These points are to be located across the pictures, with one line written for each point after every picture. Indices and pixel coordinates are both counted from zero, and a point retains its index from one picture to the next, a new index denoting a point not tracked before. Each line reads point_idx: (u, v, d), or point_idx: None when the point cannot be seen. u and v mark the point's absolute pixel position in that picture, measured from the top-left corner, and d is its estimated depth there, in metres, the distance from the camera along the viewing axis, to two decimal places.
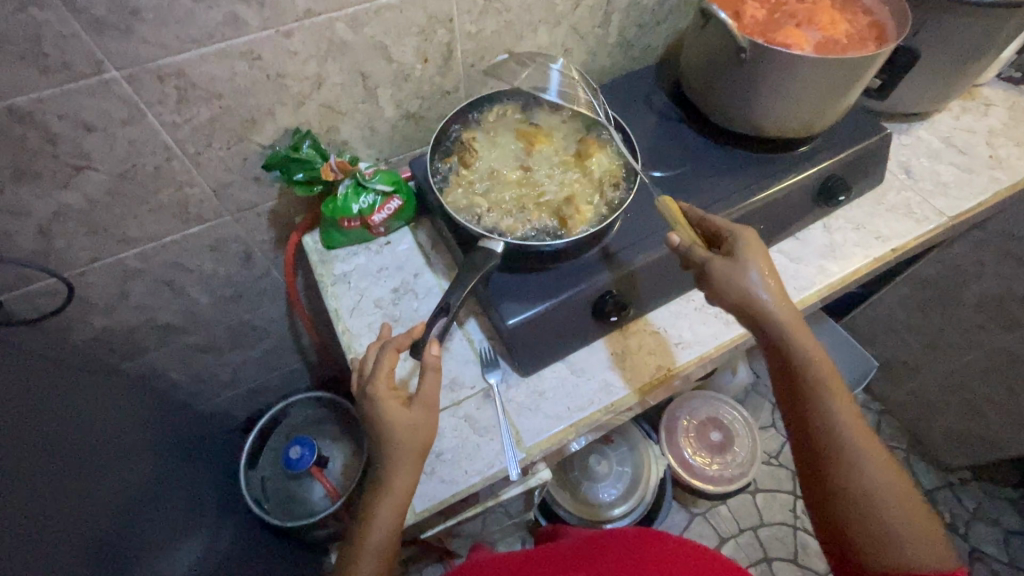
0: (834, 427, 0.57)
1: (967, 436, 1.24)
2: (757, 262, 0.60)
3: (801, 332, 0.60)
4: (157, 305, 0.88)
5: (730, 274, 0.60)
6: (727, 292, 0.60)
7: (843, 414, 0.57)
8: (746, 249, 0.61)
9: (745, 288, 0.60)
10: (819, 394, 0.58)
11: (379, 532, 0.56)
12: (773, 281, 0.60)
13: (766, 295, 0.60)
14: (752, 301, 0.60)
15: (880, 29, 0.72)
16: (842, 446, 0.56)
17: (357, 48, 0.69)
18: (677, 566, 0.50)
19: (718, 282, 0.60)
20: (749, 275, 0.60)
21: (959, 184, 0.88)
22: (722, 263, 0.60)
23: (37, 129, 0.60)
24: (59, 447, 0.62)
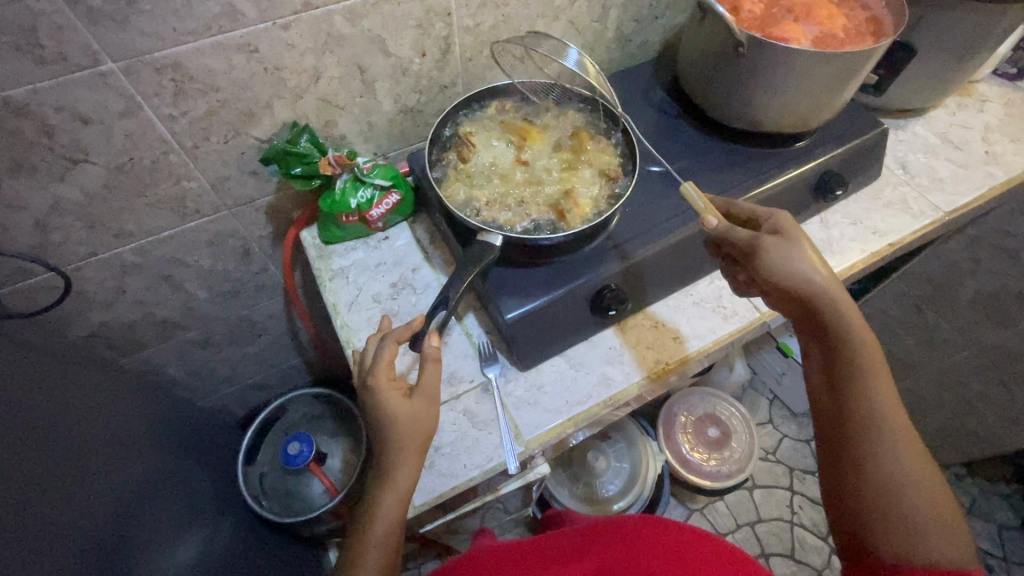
0: (873, 412, 0.56)
1: (962, 431, 1.25)
2: (806, 242, 0.59)
3: (851, 315, 0.58)
4: (155, 301, 0.87)
5: (780, 251, 0.59)
6: (775, 268, 0.59)
7: (884, 402, 0.56)
8: (796, 229, 0.60)
9: (796, 266, 0.58)
10: (863, 379, 0.57)
11: (382, 524, 0.56)
12: (821, 265, 0.59)
13: (818, 275, 0.58)
14: (803, 279, 0.58)
15: (877, 24, 0.72)
16: (877, 433, 0.55)
17: (355, 41, 0.69)
18: (688, 560, 0.49)
19: (768, 259, 0.59)
20: (800, 253, 0.59)
21: (955, 180, 0.89)
22: (771, 242, 0.59)
23: (34, 122, 0.59)
24: (55, 441, 0.62)
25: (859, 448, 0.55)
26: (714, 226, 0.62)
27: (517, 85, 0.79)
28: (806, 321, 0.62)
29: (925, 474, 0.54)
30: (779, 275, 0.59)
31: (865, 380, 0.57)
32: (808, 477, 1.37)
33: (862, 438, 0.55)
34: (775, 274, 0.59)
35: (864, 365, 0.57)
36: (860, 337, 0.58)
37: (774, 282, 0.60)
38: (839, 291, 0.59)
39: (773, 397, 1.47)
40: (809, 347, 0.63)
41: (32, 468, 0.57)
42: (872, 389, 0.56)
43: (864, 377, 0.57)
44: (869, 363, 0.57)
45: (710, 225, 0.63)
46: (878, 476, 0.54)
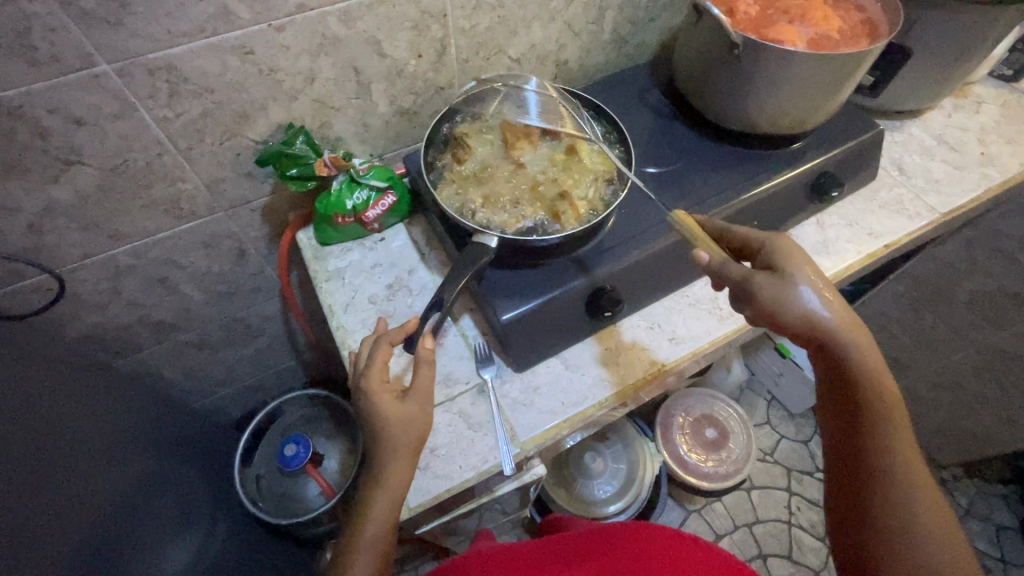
0: (884, 452, 0.55)
1: (959, 432, 1.25)
2: (807, 277, 0.56)
3: (859, 352, 0.56)
4: (151, 302, 0.87)
5: (778, 291, 0.56)
6: (775, 310, 0.56)
7: (895, 441, 0.55)
8: (797, 263, 0.57)
9: (798, 306, 0.55)
10: (875, 421, 0.56)
11: (374, 527, 0.56)
12: (825, 298, 0.56)
13: (823, 313, 0.56)
14: (806, 320, 0.56)
15: (872, 26, 0.73)
16: (890, 476, 0.55)
17: (350, 43, 0.69)
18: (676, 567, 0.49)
19: (767, 301, 0.56)
20: (801, 292, 0.56)
21: (950, 181, 0.89)
22: (768, 278, 0.56)
23: (27, 123, 0.59)
24: (48, 444, 0.61)
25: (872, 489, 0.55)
26: (707, 261, 0.59)
27: (509, 87, 0.77)
28: (814, 357, 0.59)
29: (936, 510, 0.54)
30: (780, 313, 0.56)
31: (878, 419, 0.56)
32: (805, 477, 1.37)
33: (874, 479, 0.55)
34: (776, 315, 0.56)
35: (877, 405, 0.56)
36: (871, 374, 0.56)
37: (774, 322, 0.57)
38: (847, 327, 0.56)
39: (770, 397, 1.48)
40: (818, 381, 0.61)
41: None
42: (884, 429, 0.56)
43: (875, 416, 0.56)
44: (880, 400, 0.56)
45: (705, 261, 0.59)
46: (893, 518, 0.54)
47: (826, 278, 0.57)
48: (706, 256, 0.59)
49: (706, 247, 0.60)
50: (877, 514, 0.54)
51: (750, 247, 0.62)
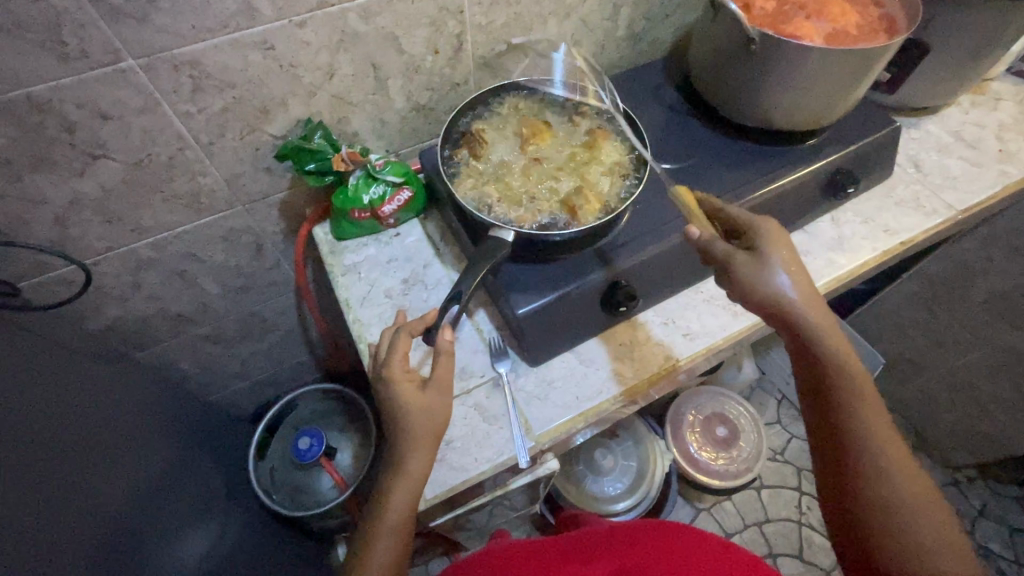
0: (859, 434, 0.56)
1: (973, 432, 1.24)
2: (784, 261, 0.59)
3: (830, 333, 0.58)
4: (169, 296, 0.89)
5: (755, 273, 0.59)
6: (751, 290, 0.59)
7: (872, 423, 0.56)
8: (775, 246, 0.60)
9: (772, 289, 0.58)
10: (847, 394, 0.57)
11: (393, 514, 0.57)
12: (798, 279, 0.59)
13: (795, 295, 0.59)
14: (779, 301, 0.59)
15: (890, 21, 0.72)
16: (871, 459, 0.55)
17: (368, 39, 0.69)
18: (687, 563, 0.48)
19: (743, 280, 0.59)
20: (776, 273, 0.58)
21: (967, 178, 0.88)
22: (746, 260, 0.59)
23: (56, 118, 0.61)
24: (68, 433, 0.62)
25: (854, 472, 0.55)
26: (697, 238, 0.61)
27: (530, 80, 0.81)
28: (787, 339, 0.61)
29: (920, 489, 0.54)
30: (755, 295, 0.59)
31: (853, 403, 0.57)
32: None
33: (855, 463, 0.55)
34: (753, 295, 0.60)
35: (850, 389, 0.57)
36: (842, 357, 0.58)
37: (749, 302, 0.60)
38: (815, 309, 0.58)
39: (781, 397, 1.47)
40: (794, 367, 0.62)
41: (35, 463, 0.57)
42: (861, 413, 0.56)
43: (850, 400, 0.57)
44: (854, 384, 0.57)
45: (693, 239, 0.62)
46: (880, 503, 0.53)
47: (801, 262, 0.60)
48: (695, 233, 0.61)
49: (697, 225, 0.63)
50: (864, 500, 0.54)
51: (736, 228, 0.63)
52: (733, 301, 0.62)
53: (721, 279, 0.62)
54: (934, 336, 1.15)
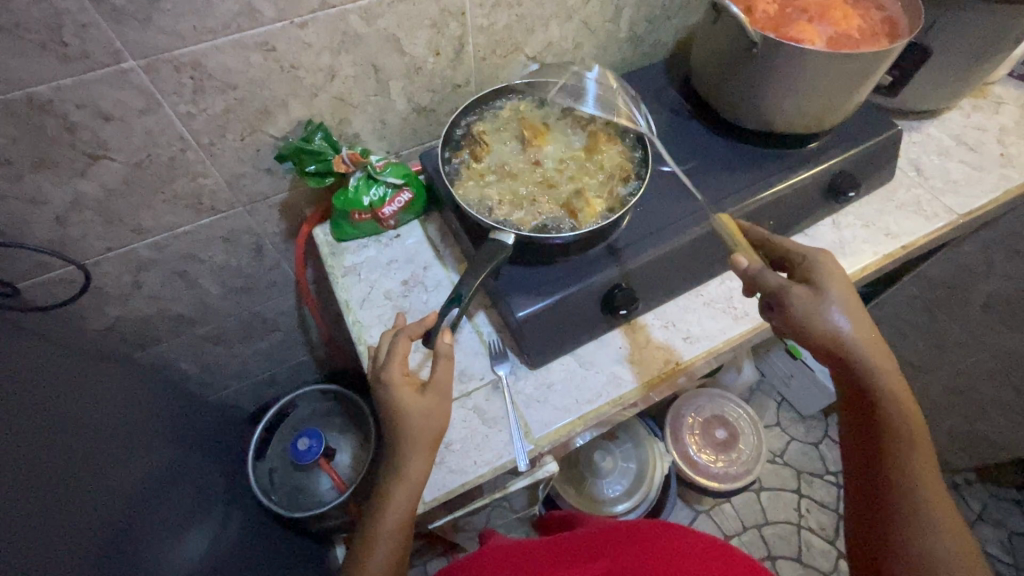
0: (902, 472, 0.55)
1: (973, 435, 1.24)
2: (842, 296, 0.59)
3: (884, 374, 0.58)
4: (170, 296, 0.89)
5: (811, 304, 0.59)
6: (803, 320, 0.59)
7: (919, 464, 0.55)
8: (833, 281, 0.60)
9: (825, 321, 0.58)
10: (895, 436, 0.56)
11: (391, 518, 0.56)
12: (854, 316, 0.58)
13: (849, 331, 0.58)
14: (831, 334, 0.58)
15: (892, 24, 0.72)
16: (912, 498, 0.54)
17: (370, 41, 0.69)
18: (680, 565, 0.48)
19: (794, 311, 0.59)
20: (830, 308, 0.58)
21: (968, 182, 0.88)
22: (799, 292, 0.59)
23: (56, 118, 0.60)
24: (71, 433, 0.62)
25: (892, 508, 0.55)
26: (744, 267, 0.62)
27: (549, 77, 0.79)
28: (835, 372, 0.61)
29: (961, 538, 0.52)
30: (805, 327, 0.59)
31: (902, 446, 0.56)
32: (816, 480, 1.36)
33: (894, 499, 0.55)
34: (804, 326, 0.59)
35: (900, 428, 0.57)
36: (894, 397, 0.57)
37: (799, 334, 0.60)
38: (870, 348, 0.58)
39: (781, 399, 1.47)
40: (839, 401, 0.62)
41: (39, 463, 0.56)
42: (907, 452, 0.56)
43: (899, 439, 0.56)
44: (905, 425, 0.57)
45: (741, 267, 0.62)
46: (915, 544, 0.52)
47: (859, 300, 0.60)
48: (744, 261, 0.62)
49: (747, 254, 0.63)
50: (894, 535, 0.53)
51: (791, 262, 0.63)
52: (781, 330, 0.63)
53: (770, 309, 0.62)
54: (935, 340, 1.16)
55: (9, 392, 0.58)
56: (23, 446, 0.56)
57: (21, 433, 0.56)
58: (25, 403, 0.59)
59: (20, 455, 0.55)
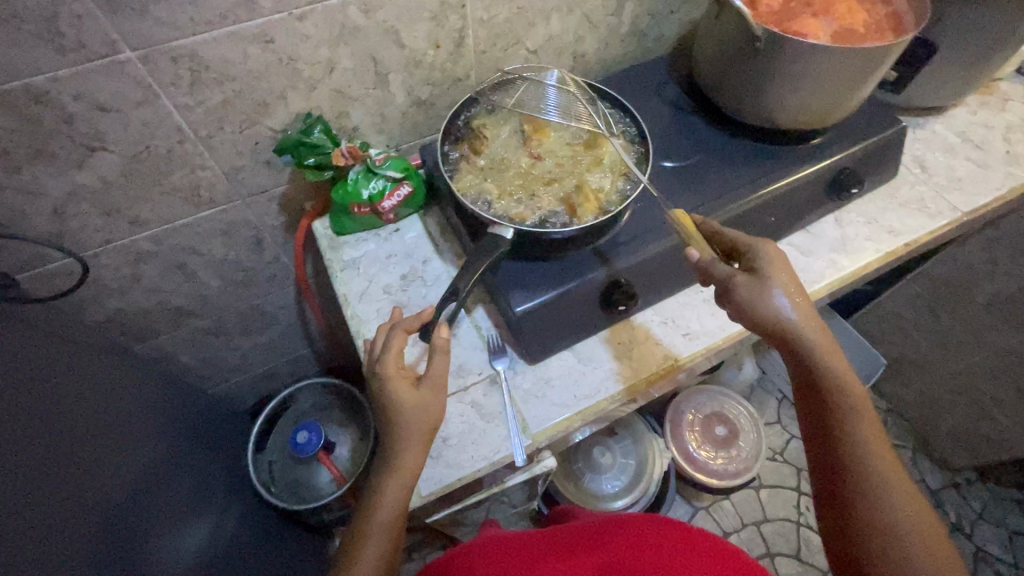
0: (857, 453, 0.55)
1: (974, 435, 1.23)
2: (785, 282, 0.59)
3: (828, 356, 0.59)
4: (169, 289, 0.89)
5: (757, 292, 0.59)
6: (750, 308, 0.59)
7: (872, 444, 0.55)
8: (777, 267, 0.60)
9: (771, 307, 0.59)
10: (844, 414, 0.57)
11: (385, 511, 0.56)
12: (797, 299, 0.59)
13: (794, 316, 0.59)
14: (777, 320, 0.59)
15: (898, 19, 0.71)
16: (870, 479, 0.54)
17: (369, 33, 0.69)
18: (670, 557, 0.48)
19: (742, 299, 0.59)
20: (775, 295, 0.59)
21: (973, 179, 0.87)
22: (746, 279, 0.60)
23: (53, 110, 0.60)
24: (69, 425, 0.62)
25: (852, 491, 0.54)
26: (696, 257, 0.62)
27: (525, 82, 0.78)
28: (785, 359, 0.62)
29: (920, 515, 0.52)
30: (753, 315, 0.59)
31: (851, 423, 0.56)
32: None
33: (854, 482, 0.54)
34: (751, 314, 0.60)
35: (847, 407, 0.57)
36: (840, 376, 0.58)
37: (749, 322, 0.60)
38: (813, 330, 0.59)
39: (781, 397, 1.46)
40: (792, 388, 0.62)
41: (36, 452, 0.57)
42: (859, 433, 0.56)
43: (849, 419, 0.57)
44: (853, 405, 0.57)
45: (693, 257, 0.62)
46: (873, 517, 0.52)
47: (802, 286, 0.60)
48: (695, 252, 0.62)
49: (698, 245, 0.63)
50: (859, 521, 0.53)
51: (738, 250, 0.64)
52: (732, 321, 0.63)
53: (721, 298, 0.62)
54: (937, 338, 1.15)
55: (6, 379, 0.58)
56: (20, 436, 0.56)
57: (17, 422, 0.56)
58: (23, 393, 0.59)
59: (18, 444, 0.55)
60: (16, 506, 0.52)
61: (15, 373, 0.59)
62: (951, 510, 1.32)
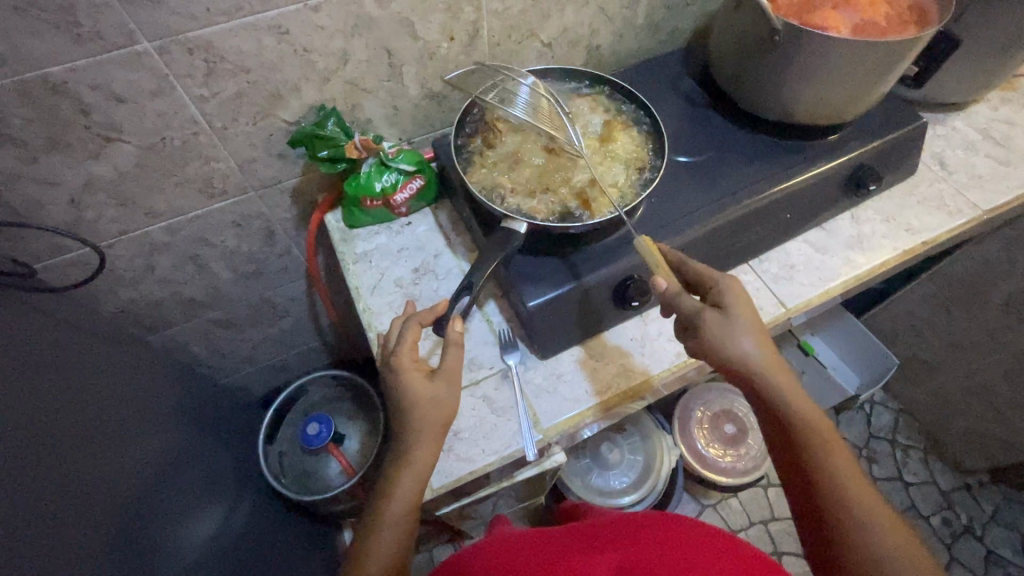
0: (835, 487, 0.54)
1: (988, 436, 1.22)
2: (748, 319, 0.59)
3: (790, 389, 0.58)
4: (181, 280, 0.89)
5: (720, 329, 0.58)
6: (716, 348, 0.58)
7: (845, 473, 0.55)
8: (738, 301, 0.60)
9: (734, 344, 0.58)
10: (812, 447, 0.56)
11: (398, 503, 0.57)
12: (758, 335, 0.59)
13: (755, 352, 0.58)
14: (740, 358, 0.58)
15: (921, 12, 0.70)
16: (847, 508, 0.53)
17: (383, 25, 0.68)
18: (687, 556, 0.48)
19: (706, 336, 0.58)
20: (737, 331, 0.58)
21: (994, 177, 0.85)
22: (710, 316, 0.59)
23: (70, 100, 0.60)
24: (84, 414, 0.63)
25: (838, 528, 0.53)
26: (665, 289, 0.60)
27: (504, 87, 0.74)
28: (749, 396, 0.61)
29: (905, 538, 0.52)
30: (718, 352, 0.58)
31: (821, 453, 0.56)
32: None
33: (837, 518, 0.53)
34: (714, 351, 0.59)
35: (815, 439, 0.56)
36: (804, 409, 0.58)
37: (713, 359, 0.59)
38: (774, 366, 0.58)
39: None
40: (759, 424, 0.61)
41: (43, 446, 0.56)
42: (833, 463, 0.55)
43: (818, 449, 0.56)
44: (821, 435, 0.57)
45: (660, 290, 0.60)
46: (856, 547, 0.52)
47: (761, 322, 0.60)
48: (662, 284, 0.60)
49: (664, 275, 0.61)
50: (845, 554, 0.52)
51: (701, 283, 0.63)
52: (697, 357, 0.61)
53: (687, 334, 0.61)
54: (952, 337, 1.14)
55: (25, 368, 0.59)
56: (39, 424, 0.57)
57: (35, 410, 0.57)
58: (33, 385, 0.59)
59: (24, 438, 0.54)
60: (26, 500, 0.51)
61: (22, 366, 0.59)
62: (963, 512, 1.30)
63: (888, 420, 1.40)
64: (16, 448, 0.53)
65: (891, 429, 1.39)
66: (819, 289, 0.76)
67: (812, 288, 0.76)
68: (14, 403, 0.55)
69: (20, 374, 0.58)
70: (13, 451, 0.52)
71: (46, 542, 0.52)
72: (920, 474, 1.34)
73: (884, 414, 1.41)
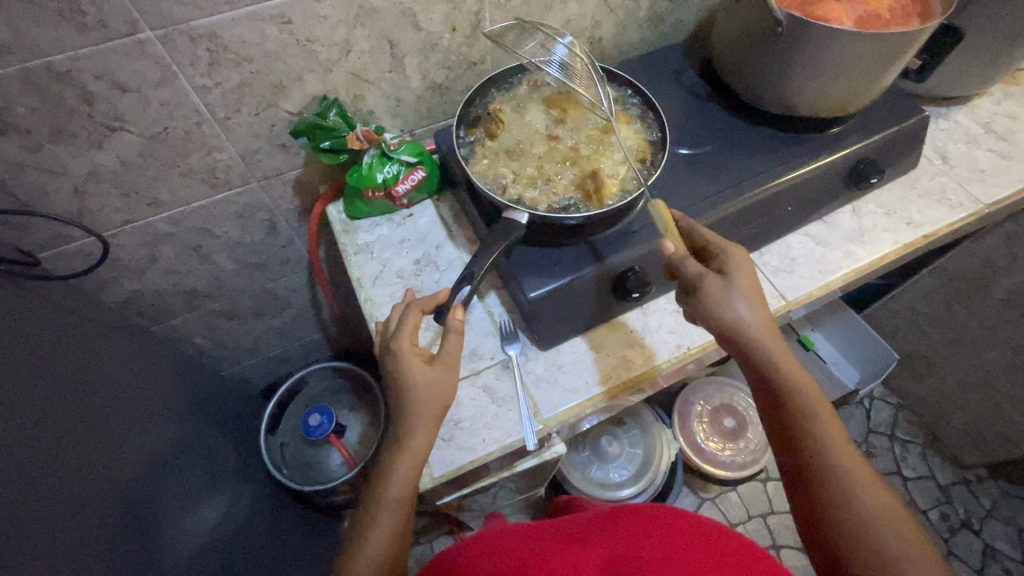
0: (828, 458, 0.54)
1: (987, 431, 1.22)
2: (749, 285, 0.60)
3: (781, 355, 0.59)
4: (184, 271, 0.90)
5: (719, 292, 0.59)
6: (715, 312, 0.59)
7: (831, 436, 0.56)
8: (739, 268, 0.61)
9: (731, 307, 0.59)
10: (799, 408, 0.57)
11: (395, 487, 0.57)
12: (756, 302, 0.60)
13: (751, 316, 0.59)
14: (736, 321, 0.59)
15: (925, 4, 0.70)
16: (832, 468, 0.54)
17: (385, 14, 0.68)
18: (679, 544, 0.48)
19: (706, 298, 0.60)
20: (736, 296, 0.59)
21: (996, 171, 0.85)
22: (711, 279, 0.60)
23: (74, 89, 0.61)
24: (89, 401, 0.64)
25: (824, 486, 0.54)
26: (672, 250, 0.62)
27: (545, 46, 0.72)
28: (742, 362, 0.62)
29: (887, 499, 0.53)
30: (715, 314, 0.60)
31: (809, 416, 0.57)
32: None
33: (822, 477, 0.54)
34: (712, 314, 0.60)
35: (804, 402, 0.57)
36: (793, 373, 0.59)
37: (711, 322, 0.60)
38: (769, 332, 0.59)
39: None
40: (754, 397, 0.62)
41: (48, 432, 0.57)
42: (819, 426, 0.56)
43: (804, 412, 0.57)
44: (809, 399, 0.57)
45: (668, 252, 0.62)
46: (839, 504, 0.52)
47: (761, 289, 0.61)
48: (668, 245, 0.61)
49: (673, 239, 0.63)
50: (831, 512, 0.53)
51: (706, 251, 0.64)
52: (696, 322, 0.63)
53: (687, 299, 0.63)
54: (954, 332, 1.14)
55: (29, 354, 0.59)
56: (44, 410, 0.57)
57: (40, 397, 0.58)
58: (33, 373, 0.59)
59: (25, 427, 0.54)
60: (31, 488, 0.52)
61: (27, 353, 0.59)
62: (961, 507, 1.30)
63: (886, 415, 1.40)
64: (24, 432, 0.54)
65: (890, 425, 1.39)
66: (820, 283, 0.76)
67: (812, 281, 0.76)
68: (16, 389, 0.55)
69: (21, 363, 0.58)
70: (19, 435, 0.53)
71: (49, 530, 0.52)
72: (918, 470, 1.34)
73: (883, 409, 1.41)
